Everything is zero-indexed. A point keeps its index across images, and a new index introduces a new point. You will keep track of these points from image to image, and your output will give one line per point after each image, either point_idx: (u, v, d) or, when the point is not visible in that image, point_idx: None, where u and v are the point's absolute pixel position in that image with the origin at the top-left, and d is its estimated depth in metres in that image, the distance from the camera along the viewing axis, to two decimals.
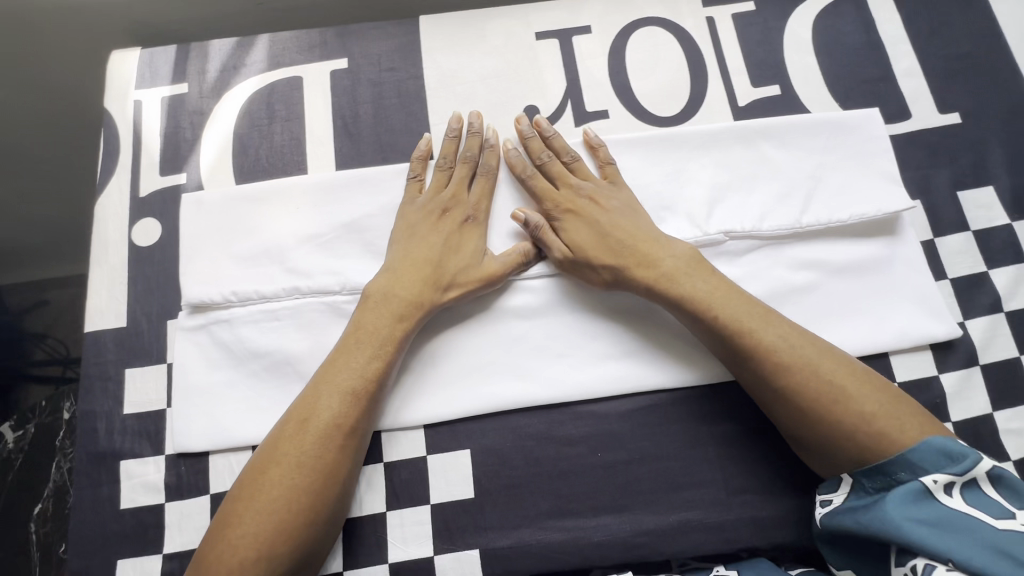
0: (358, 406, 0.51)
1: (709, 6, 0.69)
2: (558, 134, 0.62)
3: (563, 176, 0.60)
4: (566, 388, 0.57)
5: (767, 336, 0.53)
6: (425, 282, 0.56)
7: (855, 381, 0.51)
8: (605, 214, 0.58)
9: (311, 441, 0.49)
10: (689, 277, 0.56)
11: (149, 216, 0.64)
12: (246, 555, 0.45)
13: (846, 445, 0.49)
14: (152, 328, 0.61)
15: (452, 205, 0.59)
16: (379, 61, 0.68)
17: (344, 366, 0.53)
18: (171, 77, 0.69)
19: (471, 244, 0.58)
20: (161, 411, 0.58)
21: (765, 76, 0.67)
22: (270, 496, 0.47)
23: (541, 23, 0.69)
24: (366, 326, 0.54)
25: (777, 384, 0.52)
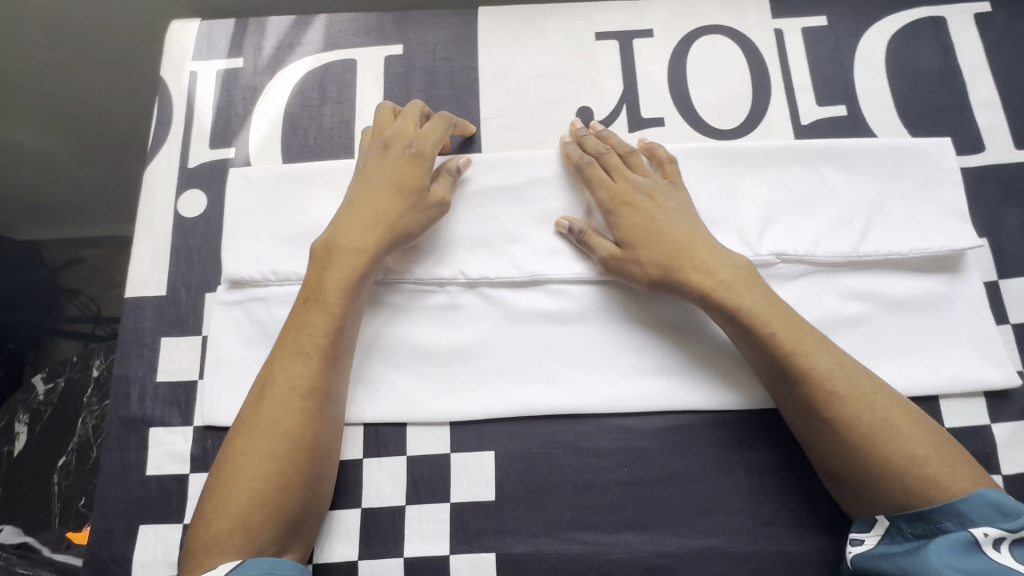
0: (311, 367, 0.51)
1: (780, 17, 0.67)
2: (614, 134, 0.61)
3: (619, 169, 0.59)
4: (597, 397, 0.56)
5: (822, 361, 0.50)
6: (374, 224, 0.55)
7: (909, 421, 0.49)
8: (663, 214, 0.56)
9: (267, 404, 0.49)
10: (744, 290, 0.53)
11: (195, 188, 0.65)
12: (223, 527, 0.46)
13: (892, 485, 0.47)
14: (190, 298, 0.61)
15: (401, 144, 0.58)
16: (434, 50, 0.68)
17: (297, 331, 0.52)
18: (227, 50, 0.69)
19: (411, 186, 0.56)
20: (193, 382, 0.59)
21: (832, 95, 0.65)
22: (238, 461, 0.48)
23: (602, 23, 0.68)
24: (312, 289, 0.53)
25: (826, 414, 0.49)
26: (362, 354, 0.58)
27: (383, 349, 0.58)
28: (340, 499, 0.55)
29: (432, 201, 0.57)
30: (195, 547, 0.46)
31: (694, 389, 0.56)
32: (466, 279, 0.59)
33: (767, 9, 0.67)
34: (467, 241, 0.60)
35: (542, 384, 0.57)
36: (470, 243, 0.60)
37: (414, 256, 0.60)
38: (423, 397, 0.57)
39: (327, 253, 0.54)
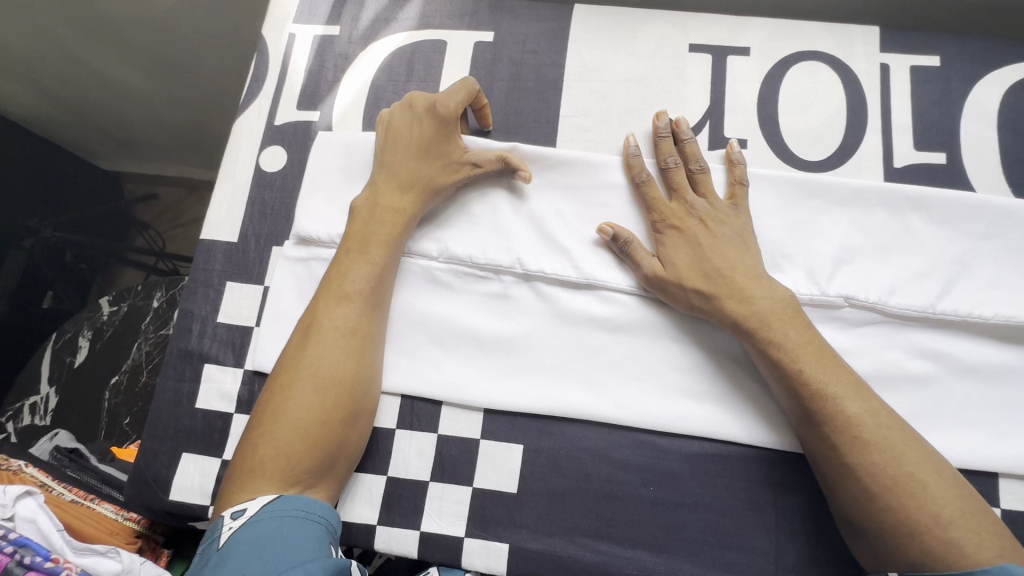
0: (356, 310, 0.54)
1: (889, 52, 0.63)
2: (695, 140, 0.59)
3: (682, 188, 0.57)
4: (625, 406, 0.56)
5: (851, 407, 0.49)
6: (412, 190, 0.59)
7: (940, 482, 0.47)
8: (712, 239, 0.55)
9: (314, 346, 0.53)
10: (777, 324, 0.52)
11: (278, 144, 0.67)
12: (268, 453, 0.49)
13: (911, 543, 0.45)
14: (259, 249, 0.64)
15: (426, 110, 0.59)
16: (524, 41, 0.68)
17: (339, 277, 0.56)
18: (326, 17, 0.71)
19: (436, 164, 0.59)
20: (249, 327, 0.62)
21: (932, 140, 0.61)
22: (285, 399, 0.51)
23: (697, 35, 0.66)
24: (357, 241, 0.57)
25: (849, 460, 0.48)
26: (399, 324, 0.59)
27: (423, 322, 0.59)
28: (369, 464, 0.57)
29: (462, 166, 0.59)
30: (240, 473, 0.49)
31: (740, 418, 0.55)
32: (523, 270, 0.59)
33: (876, 41, 0.64)
34: (522, 231, 0.60)
35: (568, 380, 0.57)
36: (519, 234, 0.60)
37: (459, 237, 0.61)
38: (451, 372, 0.58)
39: (370, 209, 0.58)
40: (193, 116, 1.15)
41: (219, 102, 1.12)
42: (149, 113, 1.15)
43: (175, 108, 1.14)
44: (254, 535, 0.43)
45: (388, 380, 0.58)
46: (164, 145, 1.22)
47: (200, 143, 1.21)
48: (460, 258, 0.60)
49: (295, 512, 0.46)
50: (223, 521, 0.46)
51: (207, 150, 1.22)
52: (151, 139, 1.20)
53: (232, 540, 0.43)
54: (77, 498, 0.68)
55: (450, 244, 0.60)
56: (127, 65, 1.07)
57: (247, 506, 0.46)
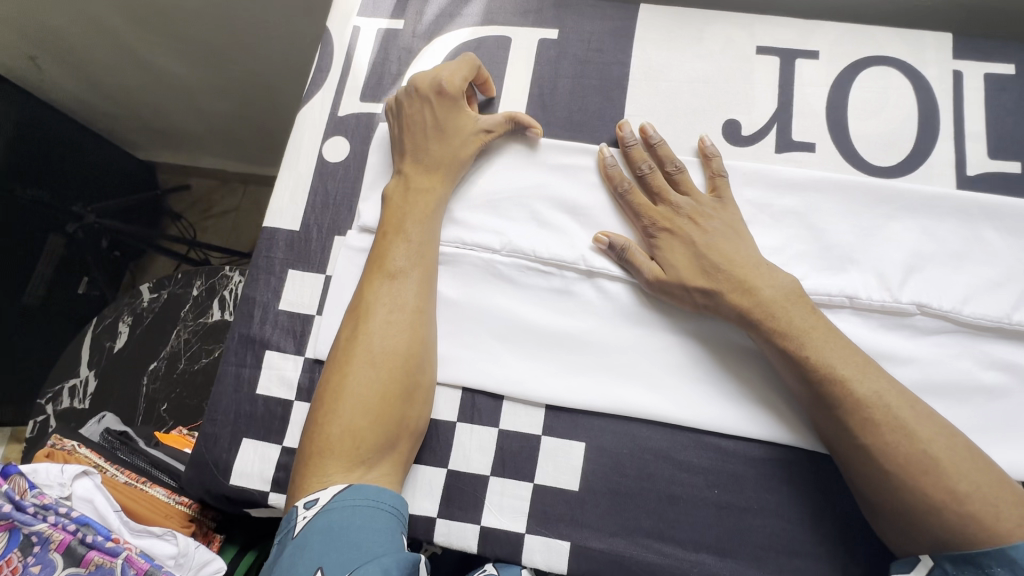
0: (403, 287, 0.55)
1: (962, 58, 0.63)
2: (664, 141, 0.59)
3: (665, 191, 0.58)
4: (681, 400, 0.55)
5: (859, 387, 0.49)
6: (440, 169, 0.60)
7: (955, 455, 0.46)
8: (704, 236, 0.56)
9: (365, 325, 0.53)
10: (793, 306, 0.52)
11: (341, 135, 0.68)
12: (333, 432, 0.49)
13: (930, 520, 0.46)
14: (321, 238, 0.64)
15: (431, 90, 0.60)
16: (588, 39, 0.68)
17: (378, 258, 0.56)
18: (391, 11, 0.71)
19: (456, 139, 0.60)
20: (310, 315, 0.62)
21: (1006, 150, 0.60)
22: (342, 378, 0.52)
23: (765, 37, 0.66)
24: (390, 224, 0.58)
25: (861, 441, 0.48)
26: (464, 317, 0.59)
27: (485, 317, 0.59)
28: (429, 456, 0.57)
29: (475, 135, 0.61)
30: (308, 454, 0.49)
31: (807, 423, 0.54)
32: (587, 266, 0.59)
33: (948, 48, 0.63)
34: (571, 227, 0.61)
35: (630, 376, 0.56)
36: (578, 232, 0.60)
37: (524, 233, 0.61)
38: (514, 366, 0.58)
39: (404, 194, 0.59)
40: (244, 113, 1.18)
41: (273, 102, 1.15)
42: (197, 109, 1.18)
43: (227, 103, 1.16)
44: (326, 526, 0.44)
45: (451, 373, 0.58)
46: (207, 135, 1.25)
47: (247, 139, 1.25)
48: (525, 252, 0.60)
49: (366, 500, 0.47)
50: (297, 511, 0.46)
51: (253, 146, 1.27)
52: (197, 128, 1.24)
53: (307, 529, 0.44)
54: (130, 480, 0.68)
55: (513, 238, 0.60)
56: (179, 63, 1.08)
57: (319, 497, 0.47)
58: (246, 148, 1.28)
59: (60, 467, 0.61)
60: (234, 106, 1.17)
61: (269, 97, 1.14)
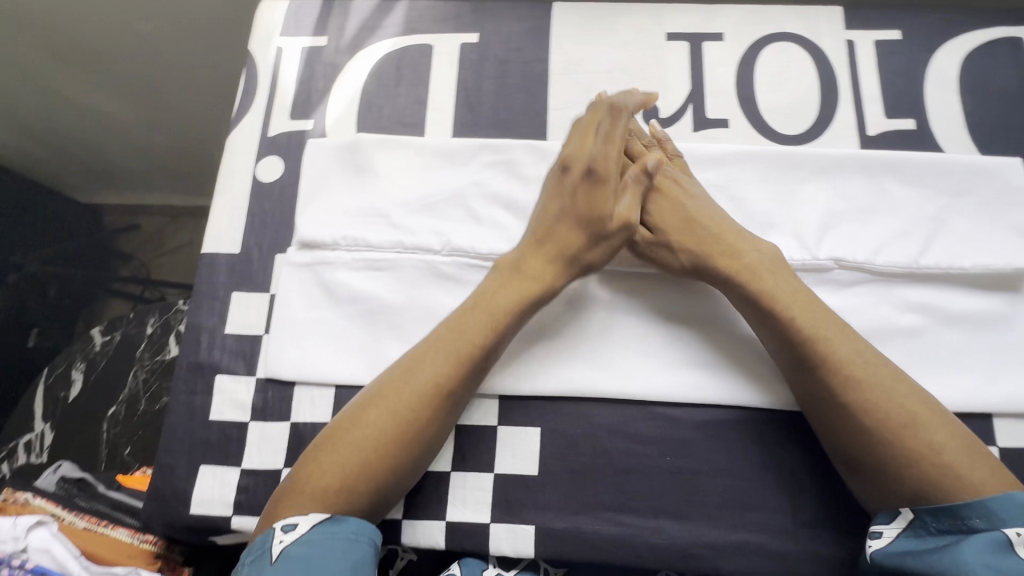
0: (459, 372, 0.53)
1: (853, 29, 0.67)
2: (636, 119, 0.64)
3: (647, 157, 0.61)
4: (662, 388, 0.57)
5: (841, 349, 0.51)
6: (551, 258, 0.57)
7: (929, 413, 0.49)
8: (692, 201, 0.59)
9: (414, 395, 0.52)
10: (773, 275, 0.55)
11: (274, 155, 0.68)
12: (332, 480, 0.49)
13: (909, 474, 0.48)
14: (262, 258, 0.64)
15: (582, 176, 0.58)
16: (508, 40, 0.70)
17: (457, 333, 0.54)
18: (313, 29, 0.72)
19: (603, 227, 0.56)
20: (258, 335, 0.62)
21: (901, 108, 0.64)
22: (363, 432, 0.51)
23: (673, 25, 0.69)
24: (483, 296, 0.55)
25: (844, 400, 0.50)
26: (410, 319, 0.60)
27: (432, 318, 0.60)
28: None
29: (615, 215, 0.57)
30: (299, 482, 0.50)
31: (750, 383, 0.57)
32: None
33: (840, 20, 0.68)
34: (510, 224, 0.62)
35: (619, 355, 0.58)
36: (514, 228, 0.62)
37: (463, 231, 0.62)
38: (510, 355, 0.59)
39: (509, 270, 0.57)
40: (181, 141, 1.16)
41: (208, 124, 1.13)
42: (132, 143, 1.16)
43: (163, 133, 1.14)
44: (307, 556, 0.45)
45: None
46: (145, 167, 1.22)
47: (190, 168, 1.22)
48: (465, 250, 0.61)
49: (348, 533, 0.48)
50: (274, 535, 0.47)
51: (196, 175, 1.24)
52: (133, 160, 1.20)
53: (284, 557, 0.45)
54: (90, 525, 0.66)
55: (453, 237, 0.62)
56: (108, 96, 1.05)
57: (299, 523, 0.47)
58: (190, 178, 1.25)
59: (13, 519, 0.60)
60: (171, 134, 1.14)
61: (204, 120, 1.12)
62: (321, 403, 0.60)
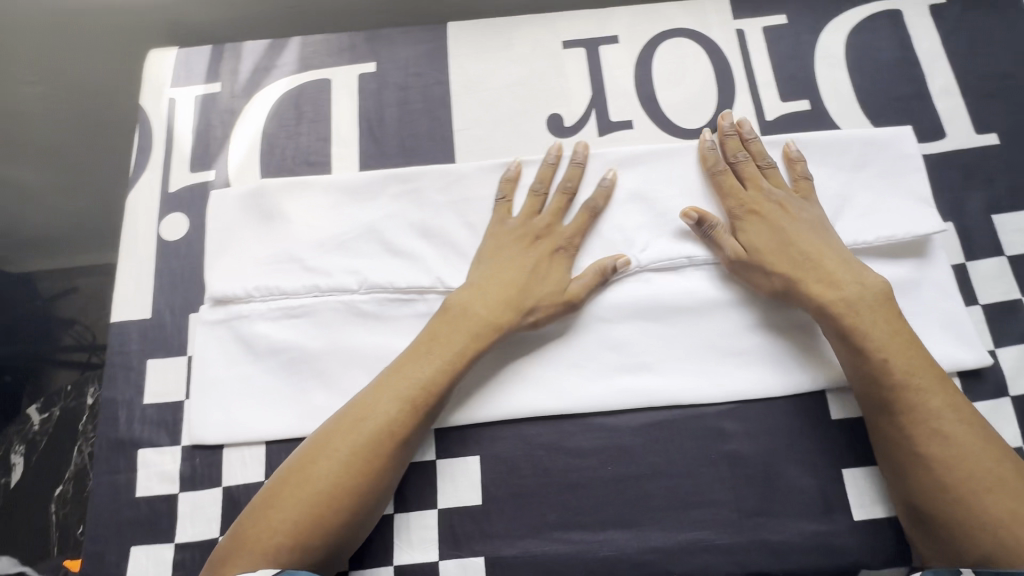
0: (413, 418, 0.53)
1: (741, 19, 0.69)
2: (759, 139, 0.62)
3: (755, 178, 0.60)
4: (640, 394, 0.57)
5: (933, 400, 0.51)
6: (505, 303, 0.56)
7: (1020, 484, 0.48)
8: (792, 223, 0.57)
9: (365, 441, 0.51)
10: (867, 313, 0.53)
11: (178, 211, 0.65)
12: (281, 536, 0.48)
13: (982, 536, 0.47)
14: (175, 320, 0.62)
15: (541, 229, 0.60)
16: (406, 65, 0.69)
17: (405, 375, 0.54)
18: (205, 76, 0.70)
19: (557, 275, 0.58)
20: (180, 401, 0.60)
21: (795, 91, 0.66)
22: (316, 485, 0.50)
23: (568, 32, 0.69)
24: (435, 338, 0.55)
25: (924, 450, 0.50)
26: (335, 363, 0.59)
27: (358, 358, 0.59)
28: None
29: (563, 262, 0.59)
30: (243, 537, 0.48)
31: (683, 382, 0.57)
32: (445, 287, 0.60)
33: (728, 11, 0.69)
34: (426, 252, 0.61)
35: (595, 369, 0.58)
36: (430, 255, 0.61)
37: (379, 266, 0.61)
38: (472, 385, 0.58)
39: (460, 309, 0.56)
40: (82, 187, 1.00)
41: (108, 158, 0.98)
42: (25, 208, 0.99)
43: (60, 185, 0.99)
44: None
45: None
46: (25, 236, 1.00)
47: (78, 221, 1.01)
48: (382, 285, 0.60)
49: None
50: None
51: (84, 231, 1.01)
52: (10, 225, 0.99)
53: None
54: None
55: (368, 274, 0.60)
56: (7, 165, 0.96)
57: None
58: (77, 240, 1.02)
59: None
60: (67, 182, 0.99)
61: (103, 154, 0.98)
62: (252, 463, 0.57)
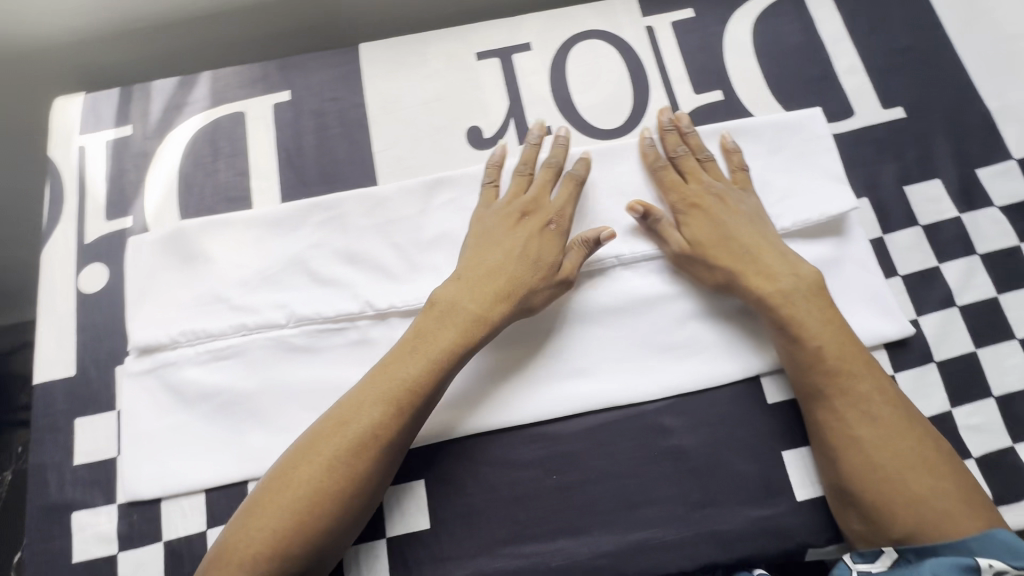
0: (397, 420, 0.50)
1: (649, 16, 0.69)
2: (696, 132, 0.62)
3: (694, 172, 0.61)
4: (590, 397, 0.57)
5: (863, 384, 0.52)
6: (493, 287, 0.55)
7: (940, 463, 0.50)
8: (732, 216, 0.58)
9: (346, 446, 0.49)
10: (802, 302, 0.54)
11: (97, 261, 0.64)
12: (261, 549, 0.46)
13: (904, 516, 0.49)
14: (101, 374, 0.60)
15: (527, 208, 0.59)
16: (321, 91, 0.68)
17: (388, 375, 0.52)
18: (115, 121, 0.68)
19: (550, 250, 0.57)
20: (112, 458, 0.58)
21: (707, 82, 0.67)
22: (297, 494, 0.48)
23: (481, 44, 0.69)
24: (419, 334, 0.54)
25: (855, 434, 0.51)
26: (270, 401, 0.57)
27: (291, 394, 0.57)
28: None
29: (554, 237, 0.58)
30: (228, 550, 0.47)
31: (620, 383, 0.57)
32: (375, 311, 0.59)
33: (636, 9, 0.70)
34: (354, 277, 0.61)
35: (556, 364, 0.58)
36: (358, 280, 0.60)
37: (307, 298, 0.60)
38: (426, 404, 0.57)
39: (445, 303, 0.55)
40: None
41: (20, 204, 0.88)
42: None
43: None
44: None
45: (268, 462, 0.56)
46: None
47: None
48: (311, 316, 0.59)
49: None
50: None
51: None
52: None
53: None
54: None
55: (296, 306, 0.59)
56: None
57: None
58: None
59: None
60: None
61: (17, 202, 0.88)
62: (193, 513, 0.56)
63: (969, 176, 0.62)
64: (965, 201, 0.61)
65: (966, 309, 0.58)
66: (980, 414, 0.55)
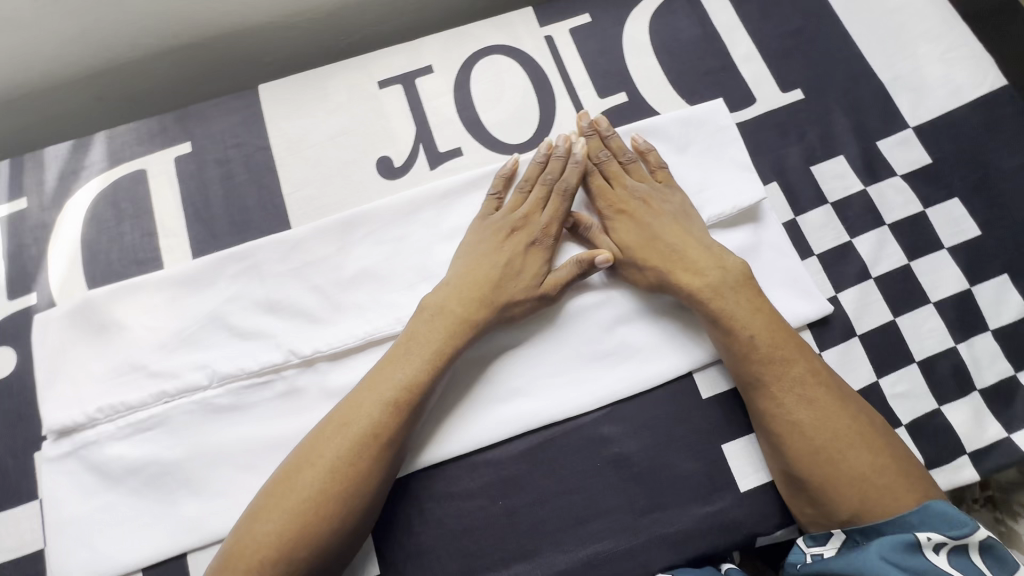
0: (395, 420, 0.51)
1: (547, 25, 0.69)
2: (617, 134, 0.62)
3: (618, 176, 0.61)
4: (547, 411, 0.56)
5: (797, 367, 0.53)
6: (478, 298, 0.55)
7: (875, 437, 0.51)
8: (658, 218, 0.58)
9: (347, 446, 0.49)
10: (731, 295, 0.55)
11: (2, 344, 0.61)
12: (267, 551, 0.46)
13: (846, 496, 0.49)
14: (18, 463, 0.57)
15: (513, 224, 0.58)
16: (223, 138, 0.66)
17: (382, 377, 0.52)
18: (7, 194, 0.65)
19: (536, 266, 0.57)
20: (39, 550, 0.55)
21: (610, 85, 0.67)
22: (299, 498, 0.48)
23: (382, 72, 0.68)
24: (412, 334, 0.54)
25: (793, 419, 0.51)
26: (201, 467, 0.55)
27: (222, 456, 0.56)
28: None
29: (540, 252, 0.58)
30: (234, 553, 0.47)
31: (562, 399, 0.56)
32: (299, 358, 0.57)
33: (534, 20, 0.70)
34: (275, 326, 0.59)
35: (500, 387, 0.57)
36: (281, 328, 0.59)
37: (228, 355, 0.58)
38: None
39: (431, 317, 0.55)
40: None
41: None
42: None
43: None
44: None
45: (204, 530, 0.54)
46: None
47: None
48: (234, 373, 0.57)
49: None
50: None
51: None
52: None
53: None
54: None
55: (217, 365, 0.57)
56: None
57: None
58: None
59: None
60: None
61: None
62: None
63: (870, 148, 0.64)
64: (869, 174, 0.63)
65: (882, 279, 0.59)
66: (905, 381, 0.57)
